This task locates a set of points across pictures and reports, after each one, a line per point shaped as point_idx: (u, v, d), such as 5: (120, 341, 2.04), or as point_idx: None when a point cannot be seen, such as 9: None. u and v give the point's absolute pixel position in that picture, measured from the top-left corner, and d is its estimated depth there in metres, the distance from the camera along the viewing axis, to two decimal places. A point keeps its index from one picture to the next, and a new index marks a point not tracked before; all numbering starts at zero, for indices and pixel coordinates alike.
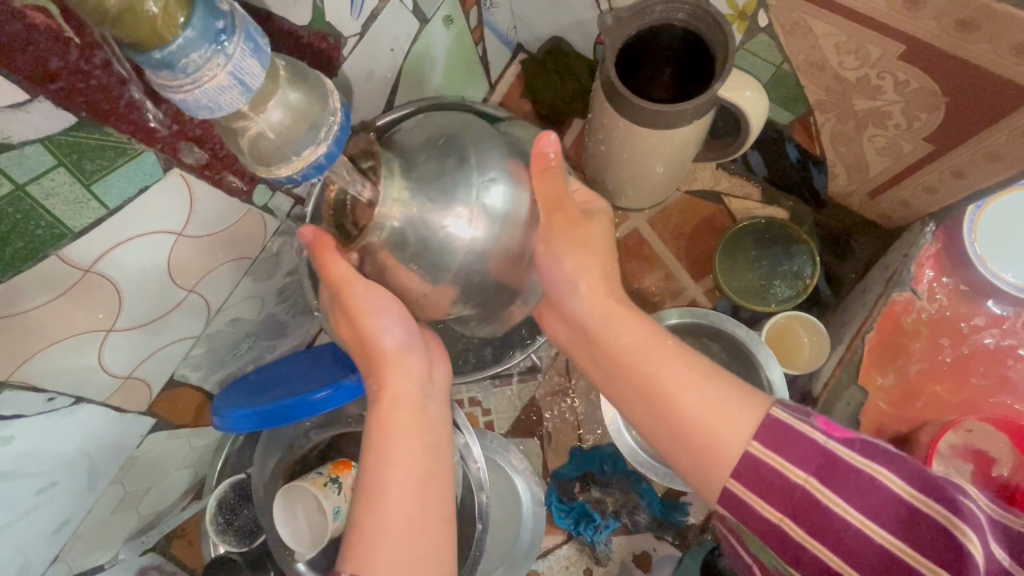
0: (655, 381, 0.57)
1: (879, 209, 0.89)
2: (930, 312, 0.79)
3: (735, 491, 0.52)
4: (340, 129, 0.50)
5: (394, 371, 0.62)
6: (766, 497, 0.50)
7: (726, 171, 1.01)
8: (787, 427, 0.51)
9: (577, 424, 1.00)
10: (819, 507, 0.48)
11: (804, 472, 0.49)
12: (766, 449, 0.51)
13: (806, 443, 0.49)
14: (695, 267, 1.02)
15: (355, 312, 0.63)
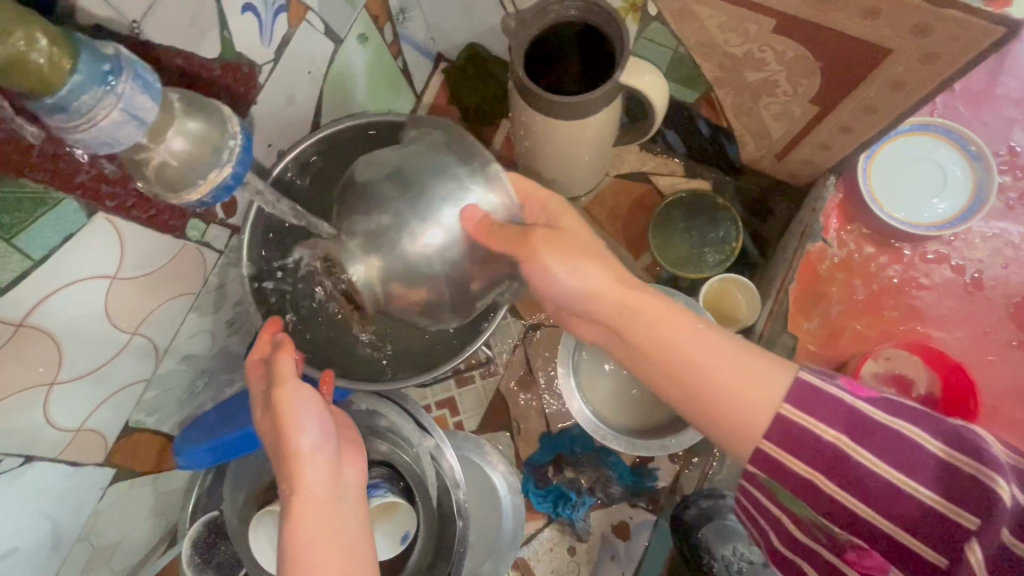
0: (686, 357, 0.56)
1: (787, 169, 0.95)
2: (841, 257, 0.87)
3: (769, 451, 0.53)
4: (244, 148, 0.51)
5: (302, 474, 0.58)
6: (799, 457, 0.52)
7: (651, 151, 1.08)
8: (816, 388, 0.52)
9: (542, 410, 1.04)
10: (849, 462, 0.50)
11: (836, 432, 0.51)
12: (798, 411, 0.52)
13: (833, 403, 0.51)
14: (634, 246, 1.08)
15: (275, 409, 0.61)
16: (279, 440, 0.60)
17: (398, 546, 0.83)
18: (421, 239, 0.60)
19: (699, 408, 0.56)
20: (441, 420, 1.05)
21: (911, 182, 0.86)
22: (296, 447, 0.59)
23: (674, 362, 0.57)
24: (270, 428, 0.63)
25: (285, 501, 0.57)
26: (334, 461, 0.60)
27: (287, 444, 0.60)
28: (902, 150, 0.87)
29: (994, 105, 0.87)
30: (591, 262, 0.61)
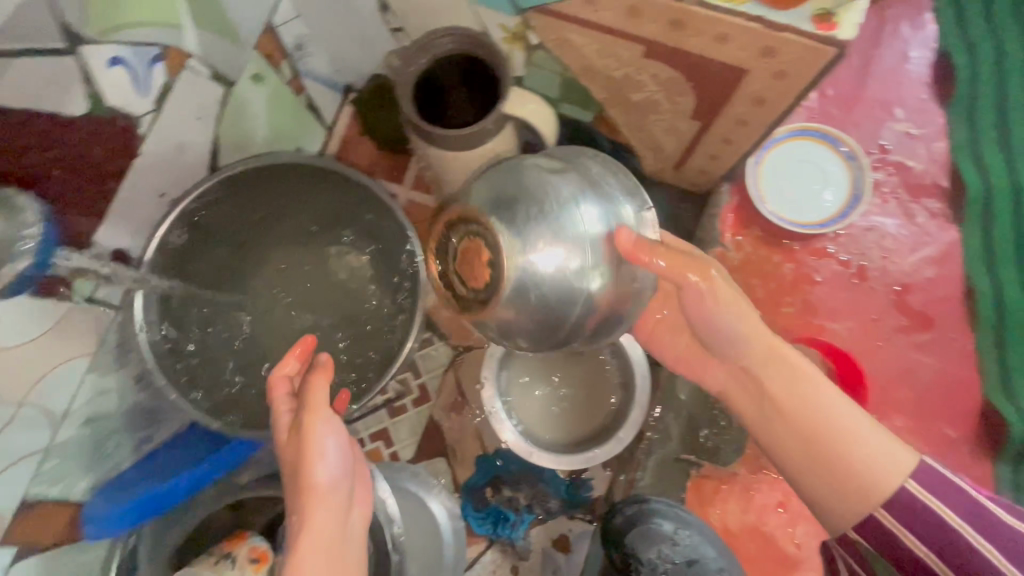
0: (824, 411, 0.58)
1: (686, 179, 1.00)
2: (739, 260, 0.92)
3: (880, 520, 0.55)
4: (43, 242, 0.60)
5: (315, 508, 0.54)
6: (921, 538, 0.53)
7: None
8: (946, 476, 0.55)
9: (476, 433, 1.05)
10: (972, 554, 0.52)
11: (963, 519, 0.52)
12: (925, 490, 0.54)
13: (960, 494, 0.53)
14: None
15: (298, 435, 0.57)
16: (296, 472, 0.56)
17: None
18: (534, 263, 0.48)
19: (825, 484, 0.58)
20: (376, 453, 1.04)
21: (797, 184, 0.91)
22: (313, 479, 0.55)
23: (820, 441, 0.57)
24: (288, 452, 0.58)
25: (290, 545, 0.53)
26: (348, 495, 0.58)
27: (309, 479, 0.55)
28: (784, 155, 0.92)
29: (864, 108, 0.94)
30: (742, 302, 0.60)
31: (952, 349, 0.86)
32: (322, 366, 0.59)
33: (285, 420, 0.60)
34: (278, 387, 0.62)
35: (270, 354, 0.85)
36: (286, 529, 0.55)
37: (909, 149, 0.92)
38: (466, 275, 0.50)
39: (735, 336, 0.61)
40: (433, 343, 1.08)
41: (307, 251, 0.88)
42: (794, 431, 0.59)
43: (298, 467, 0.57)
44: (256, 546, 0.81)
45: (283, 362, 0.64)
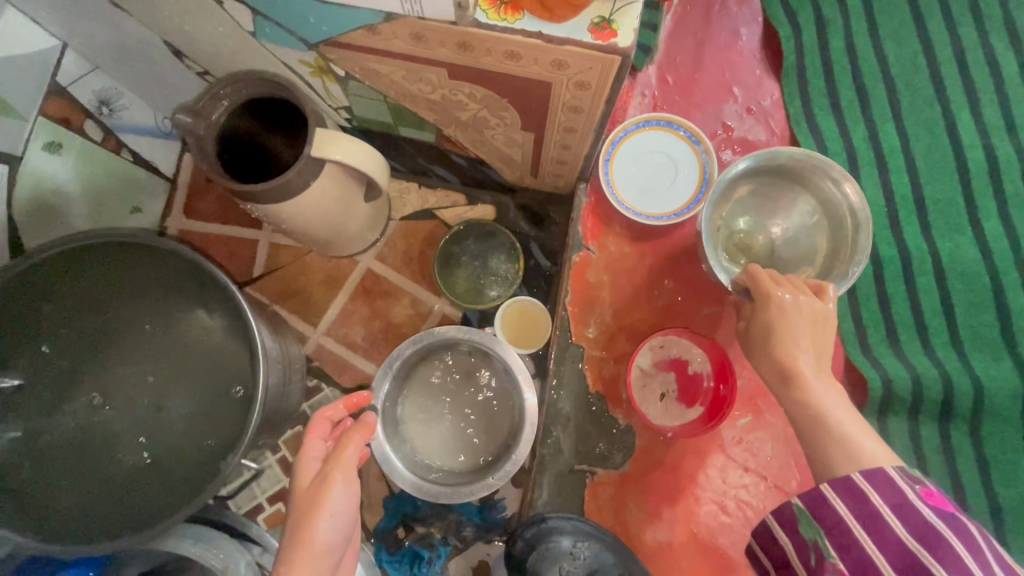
0: (823, 423, 0.63)
1: (547, 183, 0.99)
2: (606, 260, 0.91)
3: (826, 496, 0.62)
4: None
5: (303, 559, 0.60)
6: (855, 522, 0.60)
7: (429, 188, 1.09)
8: (888, 477, 0.60)
9: (380, 474, 1.01)
10: (885, 541, 0.58)
11: (880, 498, 0.59)
12: (864, 482, 0.60)
13: (895, 487, 0.59)
14: (435, 284, 1.07)
15: (320, 485, 0.64)
16: (306, 515, 0.63)
17: None
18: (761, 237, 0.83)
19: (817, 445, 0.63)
20: (277, 516, 0.99)
21: (647, 177, 0.90)
22: (314, 533, 0.61)
23: (813, 415, 0.63)
24: (301, 490, 0.65)
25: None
26: (335, 557, 0.64)
27: (314, 529, 0.62)
28: (633, 148, 0.91)
29: (704, 90, 0.94)
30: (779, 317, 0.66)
31: None
32: (362, 427, 0.69)
33: (314, 469, 0.67)
34: (314, 432, 0.72)
35: (116, 458, 0.73)
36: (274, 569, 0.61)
37: (751, 125, 0.93)
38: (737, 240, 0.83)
39: (771, 333, 0.66)
40: (323, 389, 1.04)
41: (137, 331, 0.75)
42: (801, 406, 0.64)
43: (307, 511, 0.63)
44: None
45: (329, 407, 0.76)
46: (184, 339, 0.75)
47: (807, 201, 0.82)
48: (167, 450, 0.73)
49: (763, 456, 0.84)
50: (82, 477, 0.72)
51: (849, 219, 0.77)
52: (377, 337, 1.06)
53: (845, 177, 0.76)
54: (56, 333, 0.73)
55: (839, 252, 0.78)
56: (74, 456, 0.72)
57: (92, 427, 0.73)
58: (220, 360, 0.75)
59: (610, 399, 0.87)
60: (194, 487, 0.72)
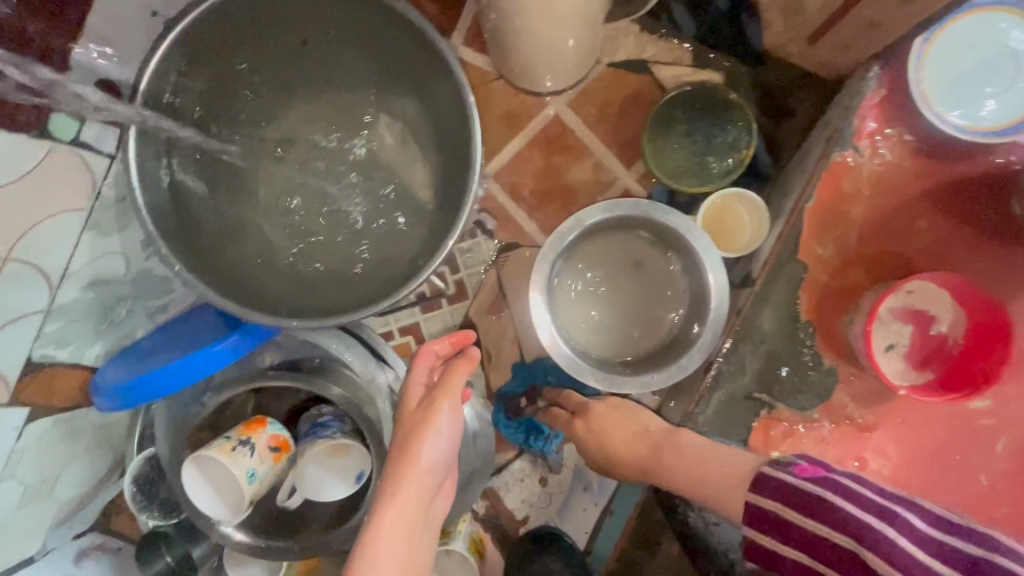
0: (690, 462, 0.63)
1: (818, 57, 0.79)
2: (873, 169, 0.72)
3: (754, 538, 0.54)
4: None
5: (408, 481, 0.54)
6: (785, 523, 0.52)
7: (654, 34, 0.89)
8: (768, 476, 0.55)
9: (515, 337, 0.95)
10: (825, 552, 0.49)
11: (775, 504, 0.53)
12: (760, 495, 0.54)
13: (776, 481, 0.54)
14: (625, 152, 0.92)
15: (428, 410, 0.57)
16: (413, 438, 0.56)
17: (353, 486, 0.73)
18: None
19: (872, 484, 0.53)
20: (404, 349, 0.96)
21: (974, 73, 0.68)
22: (418, 459, 0.55)
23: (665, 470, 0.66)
24: (406, 416, 0.58)
25: (384, 502, 0.53)
26: (437, 485, 0.57)
27: (418, 447, 0.55)
28: (967, 32, 0.68)
29: None
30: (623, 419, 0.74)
31: None
32: (469, 360, 0.60)
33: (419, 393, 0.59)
34: (420, 358, 0.62)
35: (292, 242, 0.70)
36: (380, 483, 0.55)
37: None
38: None
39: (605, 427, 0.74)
40: (476, 235, 0.95)
41: (323, 126, 0.71)
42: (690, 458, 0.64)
43: (410, 434, 0.56)
44: (276, 435, 0.73)
45: (435, 340, 0.63)
46: (371, 142, 0.72)
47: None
48: (342, 246, 0.70)
49: (981, 448, 0.70)
50: (255, 252, 0.68)
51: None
52: (547, 196, 0.94)
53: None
54: (241, 95, 0.67)
55: None
56: (255, 227, 0.69)
57: (266, 203, 0.69)
58: (405, 169, 0.71)
59: (821, 333, 0.74)
60: (370, 288, 0.68)
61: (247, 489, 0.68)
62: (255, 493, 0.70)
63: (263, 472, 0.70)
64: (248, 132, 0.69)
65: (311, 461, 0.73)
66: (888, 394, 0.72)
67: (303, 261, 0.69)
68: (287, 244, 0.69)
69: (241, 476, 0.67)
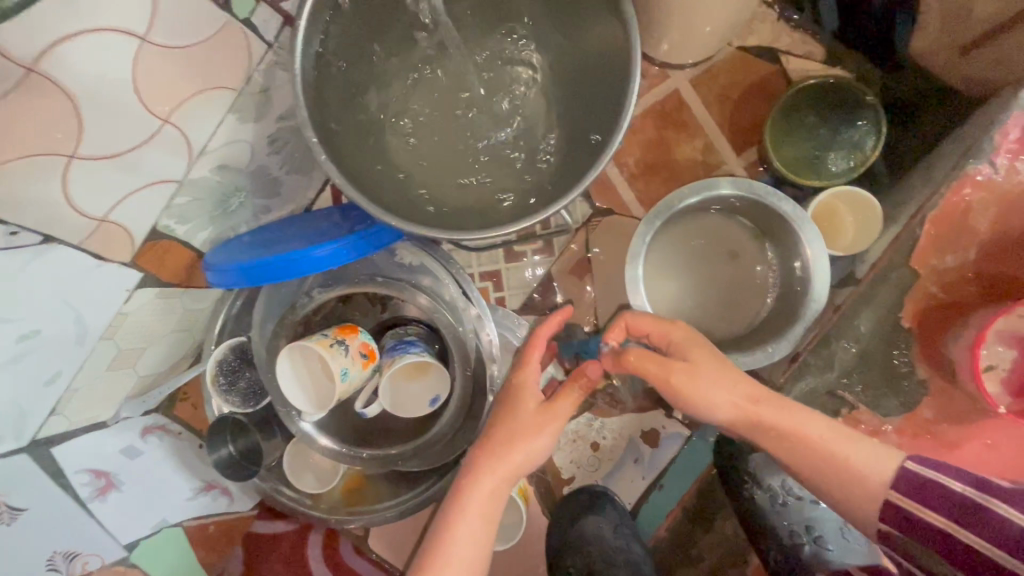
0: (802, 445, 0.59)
1: (965, 70, 0.76)
2: (1006, 188, 0.70)
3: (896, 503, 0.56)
4: None
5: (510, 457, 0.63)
6: (934, 508, 0.53)
7: (790, 25, 0.89)
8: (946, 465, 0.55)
9: (592, 302, 0.96)
10: (990, 525, 0.50)
11: (962, 485, 0.53)
12: (929, 472, 0.55)
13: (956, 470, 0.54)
14: (738, 137, 0.92)
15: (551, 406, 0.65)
16: (524, 427, 0.64)
17: (427, 408, 0.76)
18: None
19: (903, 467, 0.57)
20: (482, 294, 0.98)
21: None
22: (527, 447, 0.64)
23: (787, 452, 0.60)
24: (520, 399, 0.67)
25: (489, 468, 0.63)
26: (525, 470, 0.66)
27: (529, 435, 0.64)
28: None
29: None
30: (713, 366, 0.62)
31: None
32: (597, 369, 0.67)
33: (534, 388, 0.68)
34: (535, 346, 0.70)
35: (416, 157, 0.69)
36: (482, 451, 0.64)
37: None
38: None
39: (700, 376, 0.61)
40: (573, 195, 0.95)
41: (466, 46, 0.70)
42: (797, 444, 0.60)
43: (521, 420, 0.65)
44: (365, 343, 0.75)
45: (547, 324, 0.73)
46: (505, 81, 0.70)
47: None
48: (464, 167, 0.70)
49: None
50: (378, 155, 0.67)
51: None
52: (651, 168, 0.94)
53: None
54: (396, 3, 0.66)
55: None
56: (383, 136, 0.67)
57: (399, 112, 0.68)
58: (534, 115, 0.71)
59: (920, 344, 0.73)
60: (487, 217, 0.67)
61: (339, 387, 0.69)
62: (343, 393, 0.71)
63: (354, 374, 0.72)
64: (397, 41, 0.66)
65: (392, 376, 0.75)
66: (979, 415, 0.71)
67: (423, 177, 0.69)
68: (416, 157, 0.69)
69: (336, 373, 0.69)
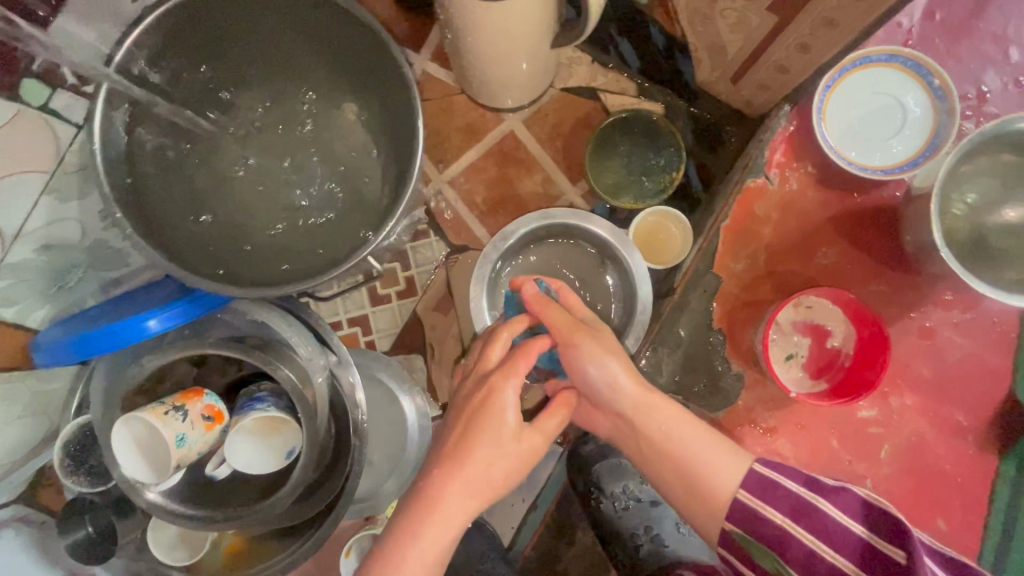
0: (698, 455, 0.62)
1: (742, 95, 0.87)
2: (781, 197, 0.80)
3: (745, 502, 0.59)
4: None
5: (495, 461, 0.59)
6: (772, 504, 0.58)
7: (603, 64, 0.97)
8: (783, 466, 0.60)
9: (460, 334, 1.00)
10: (821, 516, 0.56)
11: (796, 484, 0.58)
12: (771, 470, 0.60)
13: (793, 469, 0.60)
14: (573, 169, 0.99)
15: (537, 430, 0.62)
16: (497, 454, 0.59)
17: (283, 461, 0.77)
18: (1002, 217, 0.71)
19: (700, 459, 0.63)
20: (352, 339, 1.01)
21: (868, 118, 0.78)
22: (512, 465, 0.59)
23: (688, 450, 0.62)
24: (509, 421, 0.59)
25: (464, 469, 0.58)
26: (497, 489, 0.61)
27: (499, 456, 0.59)
28: (857, 87, 0.78)
29: (974, 41, 0.78)
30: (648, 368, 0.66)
31: (988, 333, 0.76)
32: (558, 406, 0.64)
33: (515, 404, 0.59)
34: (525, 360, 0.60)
35: (241, 218, 0.72)
36: (451, 457, 0.59)
37: (1013, 101, 0.78)
38: (968, 218, 0.72)
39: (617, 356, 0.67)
40: (429, 235, 1.01)
41: (277, 110, 0.73)
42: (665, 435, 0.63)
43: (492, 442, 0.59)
44: (210, 405, 0.75)
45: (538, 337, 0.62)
46: (323, 134, 0.74)
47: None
48: (286, 224, 0.73)
49: (868, 456, 0.77)
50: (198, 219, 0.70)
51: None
52: (498, 204, 1.00)
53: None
54: (204, 83, 0.69)
55: None
56: (197, 192, 0.70)
57: (218, 179, 0.71)
58: (353, 161, 0.74)
59: (730, 342, 0.81)
60: (308, 271, 0.70)
61: (174, 453, 0.70)
62: (183, 458, 0.72)
63: (194, 438, 0.72)
64: (206, 110, 0.70)
65: (243, 432, 0.76)
66: (787, 400, 0.79)
67: (249, 238, 0.71)
68: (239, 218, 0.71)
69: (169, 439, 0.70)
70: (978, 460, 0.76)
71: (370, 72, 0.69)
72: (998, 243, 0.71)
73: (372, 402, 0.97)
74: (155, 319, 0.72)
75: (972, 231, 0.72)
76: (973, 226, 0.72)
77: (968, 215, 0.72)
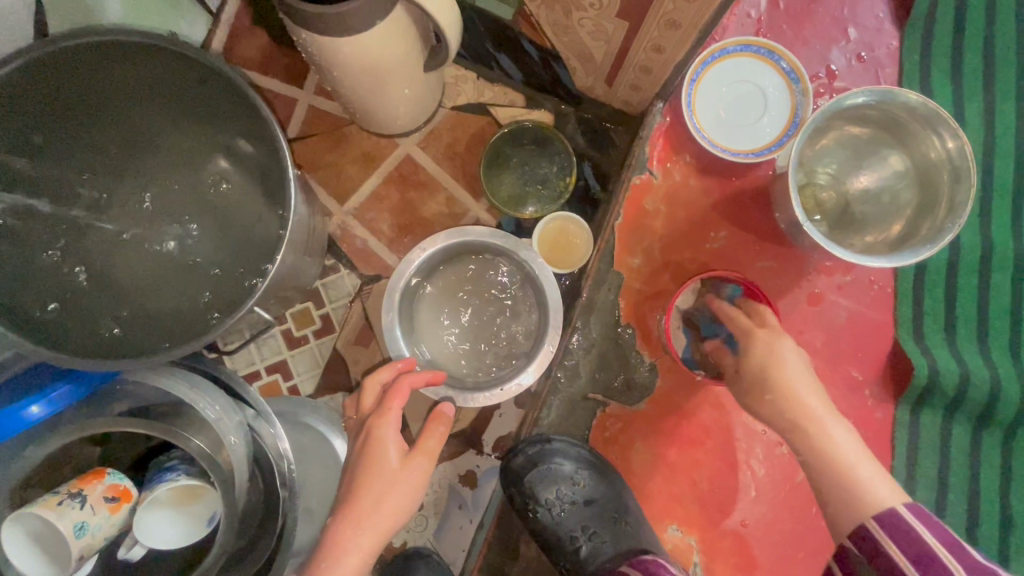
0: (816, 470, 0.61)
1: (620, 97, 0.90)
2: (666, 190, 0.84)
3: (871, 530, 0.57)
4: None
5: (389, 493, 0.62)
6: (898, 544, 0.56)
7: (488, 80, 0.98)
8: (918, 518, 0.57)
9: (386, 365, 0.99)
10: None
11: (934, 536, 0.56)
12: (913, 516, 0.57)
13: (937, 526, 0.57)
14: (474, 186, 1.00)
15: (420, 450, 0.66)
16: (388, 485, 0.63)
17: (204, 529, 0.73)
18: (859, 180, 0.76)
19: None
20: (274, 386, 0.98)
21: (733, 106, 0.82)
22: (398, 496, 0.63)
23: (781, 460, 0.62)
24: (396, 453, 0.65)
25: (350, 517, 0.61)
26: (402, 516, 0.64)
27: (386, 487, 0.63)
28: (717, 78, 0.82)
29: (816, 24, 0.84)
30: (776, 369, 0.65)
31: (869, 292, 0.82)
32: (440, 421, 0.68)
33: (396, 438, 0.65)
34: (398, 397, 0.67)
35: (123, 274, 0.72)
36: (351, 502, 0.62)
37: (857, 75, 0.84)
38: (832, 185, 0.78)
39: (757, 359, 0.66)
40: (339, 270, 0.99)
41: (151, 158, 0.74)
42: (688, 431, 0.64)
43: (375, 470, 0.63)
44: (114, 485, 0.72)
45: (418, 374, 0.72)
46: (199, 174, 0.75)
47: (902, 157, 0.73)
48: (167, 277, 0.74)
49: None
50: (75, 281, 0.69)
51: (948, 175, 0.68)
52: (404, 229, 1.00)
53: (953, 131, 0.67)
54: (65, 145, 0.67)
55: (927, 219, 0.69)
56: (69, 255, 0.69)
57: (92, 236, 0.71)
58: (236, 205, 0.75)
59: (640, 335, 0.83)
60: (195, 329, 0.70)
61: (75, 544, 0.65)
62: (88, 547, 0.67)
63: (98, 524, 0.68)
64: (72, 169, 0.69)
65: (156, 505, 0.72)
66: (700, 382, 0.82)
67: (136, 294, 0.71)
68: (121, 275, 0.72)
69: (66, 531, 0.65)
70: (878, 410, 0.81)
71: (239, 118, 0.69)
72: (860, 208, 0.76)
73: (301, 449, 0.94)
74: (39, 406, 0.70)
75: (836, 196, 0.77)
76: (837, 193, 0.77)
77: (830, 183, 0.78)
